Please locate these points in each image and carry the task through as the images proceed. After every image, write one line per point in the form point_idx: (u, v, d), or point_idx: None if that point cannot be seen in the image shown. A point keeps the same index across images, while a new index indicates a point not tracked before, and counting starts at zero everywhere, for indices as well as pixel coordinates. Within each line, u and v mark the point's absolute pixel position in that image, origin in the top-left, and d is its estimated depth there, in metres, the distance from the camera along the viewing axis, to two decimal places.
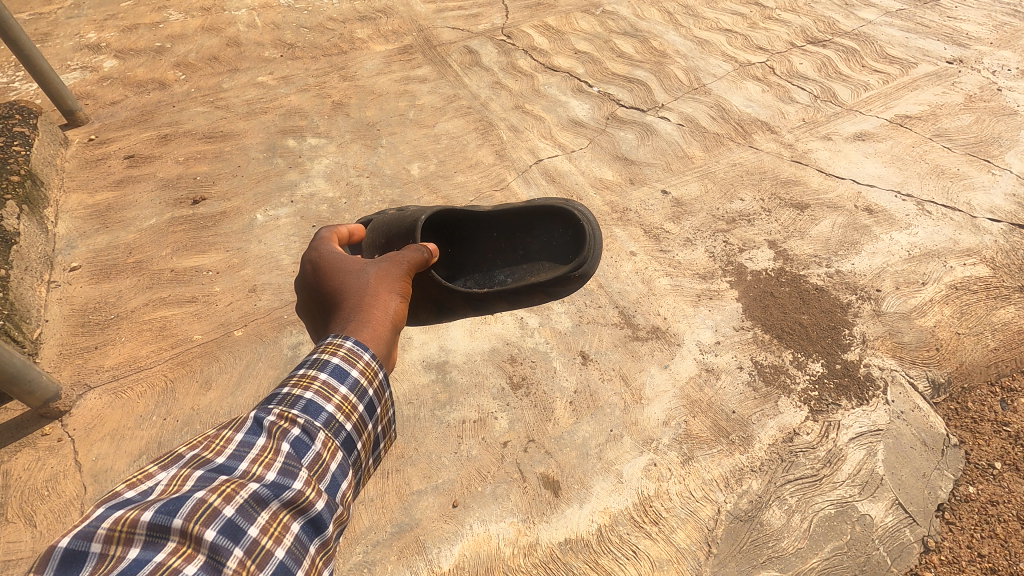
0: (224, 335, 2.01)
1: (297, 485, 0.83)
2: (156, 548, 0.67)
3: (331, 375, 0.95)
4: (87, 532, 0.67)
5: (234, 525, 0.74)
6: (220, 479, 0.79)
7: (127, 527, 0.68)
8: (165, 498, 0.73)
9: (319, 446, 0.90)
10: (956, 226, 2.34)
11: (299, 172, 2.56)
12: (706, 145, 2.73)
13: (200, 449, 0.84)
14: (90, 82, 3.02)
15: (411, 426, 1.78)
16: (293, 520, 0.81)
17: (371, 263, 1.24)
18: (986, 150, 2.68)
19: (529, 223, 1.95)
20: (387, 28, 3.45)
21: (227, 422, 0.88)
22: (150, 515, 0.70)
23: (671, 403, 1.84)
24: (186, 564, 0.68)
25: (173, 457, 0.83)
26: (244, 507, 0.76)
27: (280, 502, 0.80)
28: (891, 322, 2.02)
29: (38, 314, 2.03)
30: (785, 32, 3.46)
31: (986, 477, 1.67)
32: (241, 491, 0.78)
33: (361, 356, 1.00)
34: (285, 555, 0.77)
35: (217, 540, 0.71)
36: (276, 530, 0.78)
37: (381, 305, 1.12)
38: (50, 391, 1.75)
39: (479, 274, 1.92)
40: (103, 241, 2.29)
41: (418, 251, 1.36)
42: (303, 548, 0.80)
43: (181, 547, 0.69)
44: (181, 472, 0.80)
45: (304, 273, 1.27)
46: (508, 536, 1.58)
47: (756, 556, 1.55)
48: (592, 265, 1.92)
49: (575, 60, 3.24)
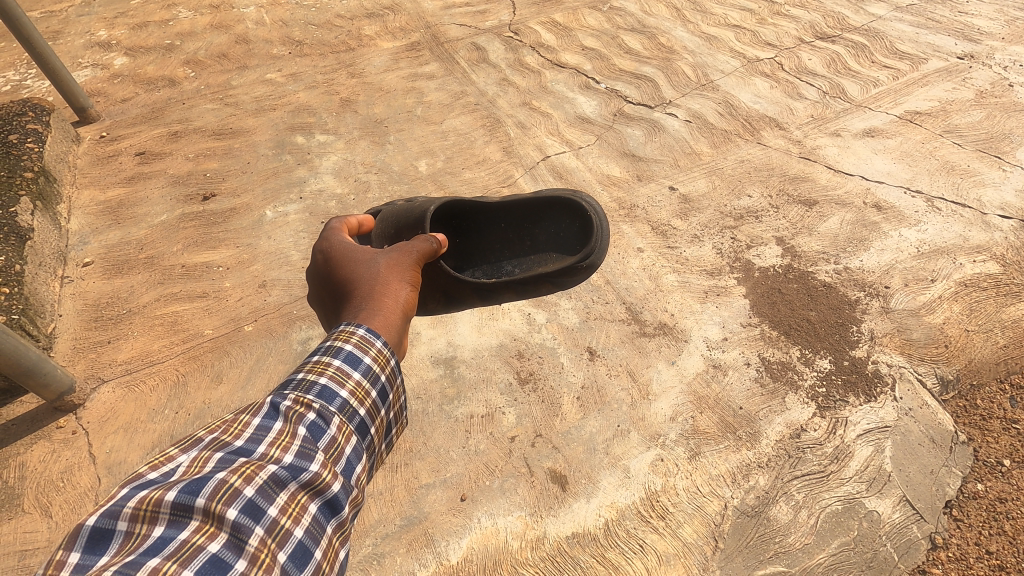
0: (235, 330, 2.03)
1: (314, 468, 0.86)
2: (180, 527, 0.71)
3: (344, 361, 0.97)
4: (113, 511, 0.71)
5: (255, 505, 0.77)
6: (240, 461, 0.81)
7: (152, 507, 0.71)
8: (187, 479, 0.76)
9: (334, 430, 0.92)
10: (966, 222, 2.33)
11: (307, 168, 2.58)
12: (714, 141, 2.73)
13: (219, 432, 0.87)
14: (101, 79, 3.05)
15: (419, 421, 1.80)
16: (311, 500, 0.83)
17: (382, 252, 1.25)
18: (996, 147, 2.66)
19: (536, 215, 1.96)
20: (395, 25, 3.46)
21: (245, 406, 0.90)
22: (174, 495, 0.73)
23: (678, 399, 1.85)
24: (209, 541, 0.71)
25: (193, 440, 0.85)
26: (264, 488, 0.79)
27: (297, 483, 0.82)
28: (899, 319, 2.01)
29: (52, 309, 2.06)
30: (794, 28, 3.44)
31: (994, 475, 1.67)
32: (260, 472, 0.80)
33: (373, 344, 1.01)
34: (303, 535, 0.80)
35: (239, 519, 0.74)
36: (295, 510, 0.80)
37: (392, 294, 1.13)
38: (64, 384, 1.77)
39: (487, 265, 1.93)
40: (115, 237, 2.32)
41: (428, 241, 1.36)
42: (320, 529, 0.83)
43: (203, 525, 0.72)
44: (202, 455, 0.82)
45: (315, 263, 1.29)
46: (516, 529, 1.60)
47: (763, 552, 1.55)
48: (600, 256, 1.91)
49: (582, 56, 3.24)
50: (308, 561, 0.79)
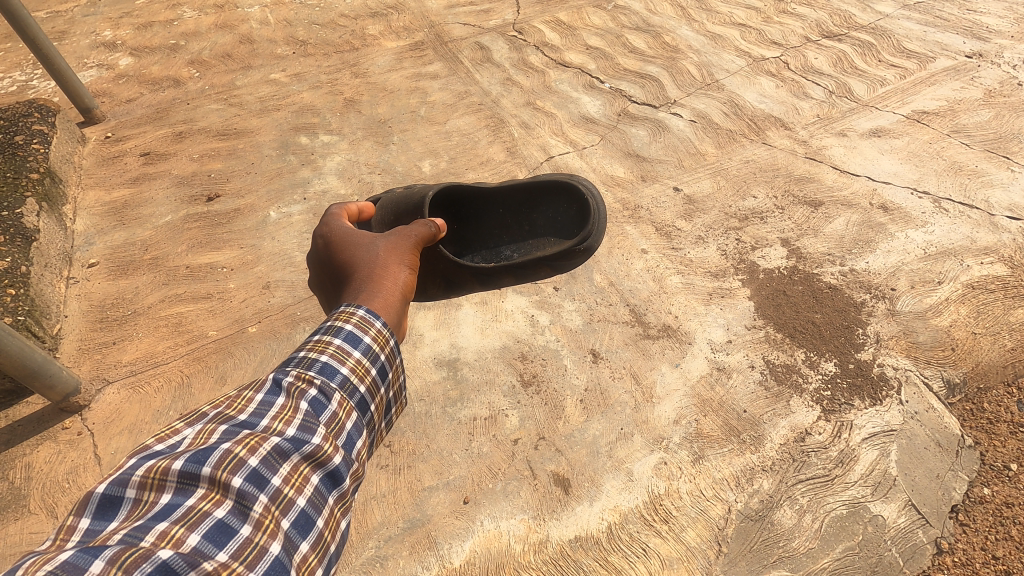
0: (239, 332, 2.03)
1: (316, 440, 0.86)
2: (187, 494, 0.73)
3: (345, 340, 0.96)
4: (123, 480, 0.73)
5: (259, 475, 0.78)
6: (244, 432, 0.82)
7: (159, 475, 0.73)
8: (193, 449, 0.78)
9: (335, 406, 0.91)
10: (974, 224, 2.31)
11: (311, 169, 2.58)
12: (718, 141, 2.71)
13: (223, 407, 0.87)
14: (107, 79, 3.06)
15: (422, 423, 1.80)
16: (313, 472, 0.84)
17: (381, 236, 1.24)
18: (1005, 147, 2.64)
19: (533, 200, 1.95)
20: (399, 24, 3.46)
21: (248, 383, 0.91)
22: (181, 464, 0.75)
23: (682, 402, 1.84)
24: (215, 508, 0.73)
25: (198, 414, 0.86)
26: (268, 459, 0.80)
27: (300, 455, 0.83)
28: (905, 322, 2.00)
29: (58, 309, 2.07)
30: (800, 26, 3.42)
31: (1002, 479, 1.65)
32: (264, 443, 0.81)
33: (373, 324, 1.00)
34: (305, 504, 0.81)
35: (244, 487, 0.76)
36: (298, 481, 0.81)
37: (391, 277, 1.13)
38: (70, 385, 1.79)
39: (486, 250, 1.93)
40: (120, 237, 2.33)
41: (427, 226, 1.36)
42: (322, 499, 0.84)
43: (209, 493, 0.74)
44: (207, 427, 0.83)
45: (315, 247, 1.27)
46: (519, 532, 1.60)
47: (767, 556, 1.55)
48: (598, 239, 1.90)
49: (587, 55, 3.23)
50: (311, 529, 0.81)
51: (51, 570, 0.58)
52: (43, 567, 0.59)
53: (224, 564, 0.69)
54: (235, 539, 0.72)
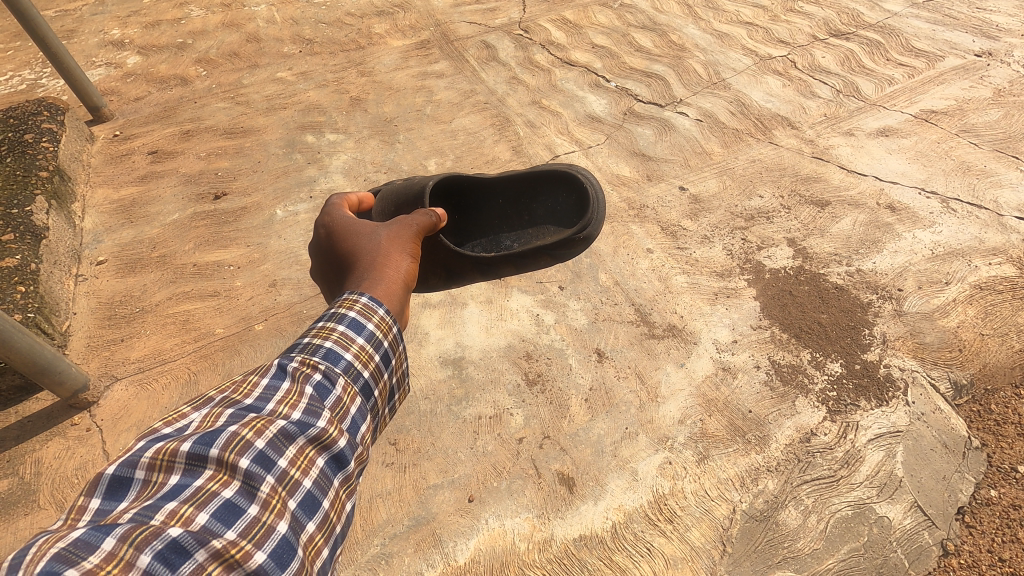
0: (245, 329, 2.04)
1: (321, 424, 0.87)
2: (195, 475, 0.73)
3: (349, 327, 0.97)
4: (132, 461, 0.74)
5: (266, 457, 0.79)
6: (250, 416, 0.82)
7: (167, 457, 0.74)
8: (200, 431, 0.78)
9: (340, 391, 0.92)
10: (982, 224, 2.30)
11: (317, 168, 2.59)
12: (725, 140, 2.70)
13: (229, 391, 0.87)
14: (115, 78, 3.08)
15: (428, 421, 1.81)
16: (318, 455, 0.84)
17: (383, 225, 1.24)
18: (1014, 147, 2.62)
19: (533, 190, 1.94)
20: (405, 22, 3.46)
21: (253, 368, 0.91)
22: (188, 446, 0.75)
23: (687, 402, 1.84)
24: (223, 488, 0.74)
25: (204, 399, 0.86)
26: (275, 441, 0.80)
27: (306, 438, 0.84)
28: (913, 322, 1.99)
29: (66, 306, 2.09)
30: (807, 25, 3.40)
31: (1009, 481, 1.63)
32: (270, 426, 0.81)
33: (376, 311, 1.01)
34: (312, 485, 0.82)
35: (251, 468, 0.76)
36: (304, 463, 0.82)
37: (393, 265, 1.13)
38: (79, 382, 1.80)
39: (486, 239, 1.94)
40: (128, 235, 2.34)
41: (428, 215, 1.36)
42: (327, 481, 0.84)
43: (217, 474, 0.74)
44: (213, 411, 0.83)
45: (317, 237, 1.27)
46: (523, 530, 1.60)
47: (771, 556, 1.54)
48: (598, 228, 1.88)
49: (593, 54, 3.22)
50: (317, 510, 0.81)
51: (64, 548, 0.60)
52: (55, 545, 0.60)
53: (233, 542, 0.70)
54: (244, 518, 0.73)
